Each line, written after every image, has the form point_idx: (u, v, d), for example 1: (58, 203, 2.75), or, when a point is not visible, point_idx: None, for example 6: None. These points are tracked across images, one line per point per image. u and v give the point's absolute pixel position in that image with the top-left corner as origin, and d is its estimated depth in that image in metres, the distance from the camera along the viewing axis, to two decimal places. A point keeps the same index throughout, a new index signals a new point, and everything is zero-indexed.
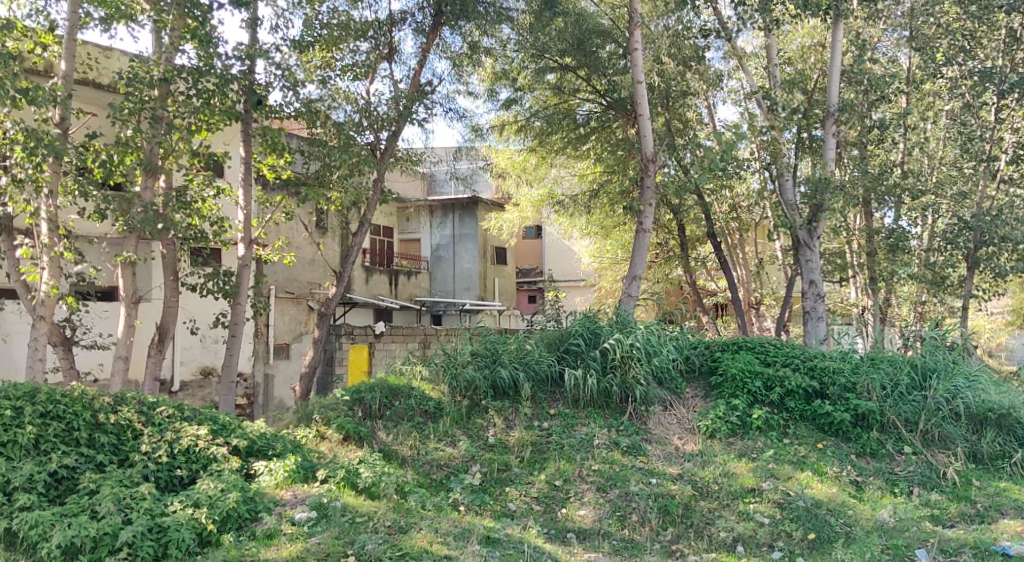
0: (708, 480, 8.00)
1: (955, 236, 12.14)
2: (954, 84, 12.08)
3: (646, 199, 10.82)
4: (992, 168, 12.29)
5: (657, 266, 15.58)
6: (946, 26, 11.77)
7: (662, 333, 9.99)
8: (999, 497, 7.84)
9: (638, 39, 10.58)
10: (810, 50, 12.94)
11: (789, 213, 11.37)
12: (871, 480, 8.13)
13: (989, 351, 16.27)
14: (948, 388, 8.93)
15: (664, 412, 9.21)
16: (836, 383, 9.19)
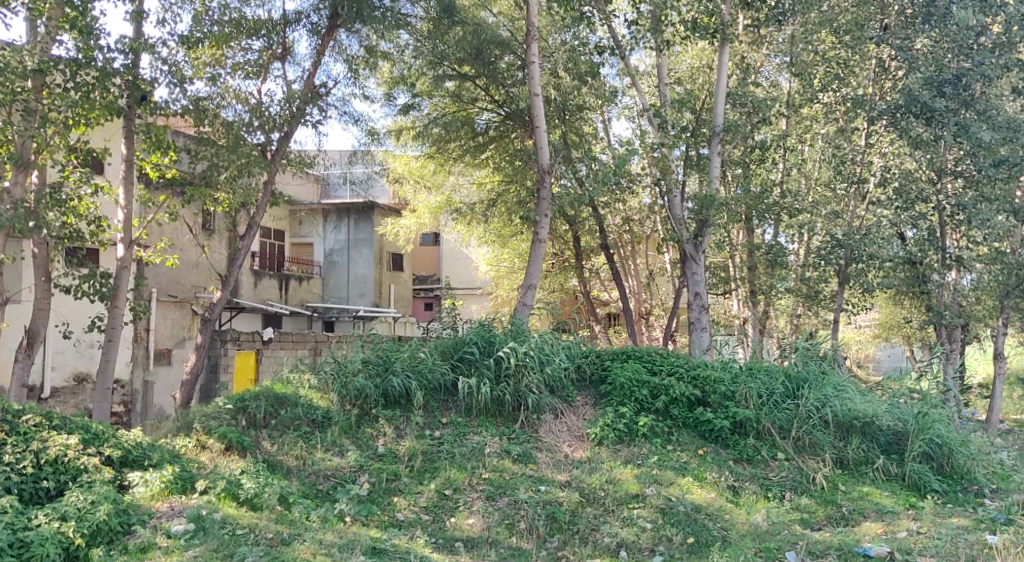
0: (594, 486, 8.18)
1: (828, 253, 12.51)
2: (829, 108, 12.87)
3: (541, 210, 10.91)
4: (861, 190, 12.98)
5: (553, 275, 15.80)
6: (822, 54, 12.55)
7: (554, 342, 10.14)
8: (862, 501, 8.31)
9: (534, 52, 10.67)
10: (699, 72, 13.42)
11: (676, 228, 11.79)
12: (747, 485, 8.46)
13: (856, 362, 17.39)
14: (819, 397, 9.34)
15: (554, 419, 9.33)
16: (717, 392, 9.55)
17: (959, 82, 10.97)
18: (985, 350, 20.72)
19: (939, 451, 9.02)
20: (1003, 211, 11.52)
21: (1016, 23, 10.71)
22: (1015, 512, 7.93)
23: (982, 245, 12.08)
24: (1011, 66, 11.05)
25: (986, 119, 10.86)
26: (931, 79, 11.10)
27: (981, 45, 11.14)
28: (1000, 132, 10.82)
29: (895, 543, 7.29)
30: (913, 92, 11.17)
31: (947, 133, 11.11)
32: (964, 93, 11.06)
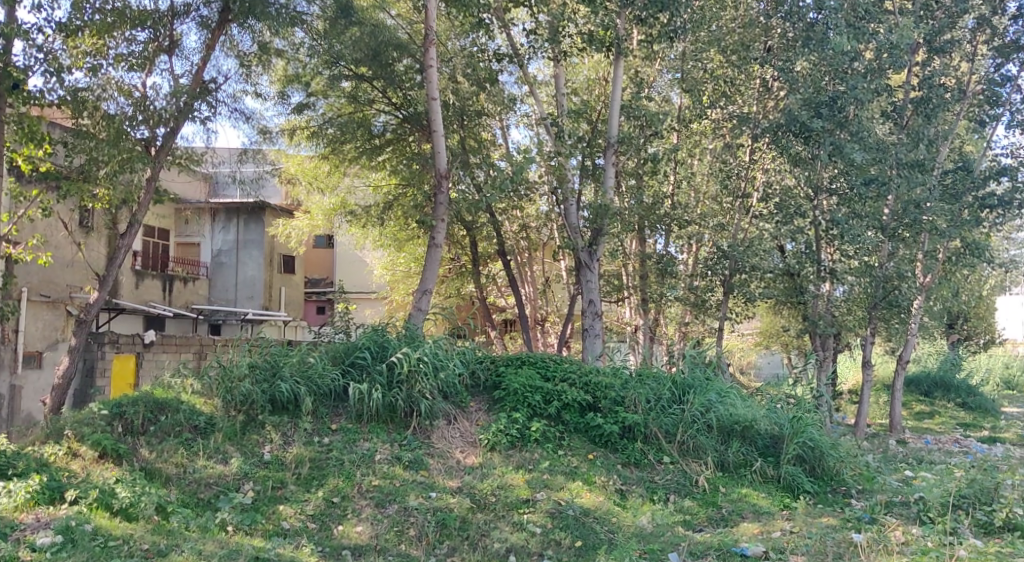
0: (485, 492, 8.22)
1: (714, 263, 13.01)
2: (717, 125, 13.42)
3: (437, 214, 10.81)
4: (746, 205, 13.53)
5: (450, 280, 15.76)
6: (711, 72, 12.87)
7: (448, 348, 10.10)
8: (741, 502, 8.61)
9: (432, 56, 10.61)
10: (595, 83, 13.72)
11: (572, 235, 11.96)
12: (634, 488, 8.67)
13: (740, 369, 18.33)
14: (702, 402, 9.70)
15: (447, 425, 9.31)
16: (607, 397, 9.79)
17: (835, 103, 11.58)
18: (855, 357, 21.88)
19: (811, 454, 9.40)
20: (873, 227, 12.16)
21: (886, 51, 11.48)
22: (879, 511, 8.35)
23: (853, 259, 12.56)
24: (881, 90, 11.68)
25: (859, 140, 11.49)
26: (810, 100, 11.68)
27: (855, 70, 11.76)
28: (870, 153, 11.52)
29: (770, 543, 7.57)
30: (793, 112, 11.70)
31: (823, 152, 11.69)
32: (838, 115, 11.62)
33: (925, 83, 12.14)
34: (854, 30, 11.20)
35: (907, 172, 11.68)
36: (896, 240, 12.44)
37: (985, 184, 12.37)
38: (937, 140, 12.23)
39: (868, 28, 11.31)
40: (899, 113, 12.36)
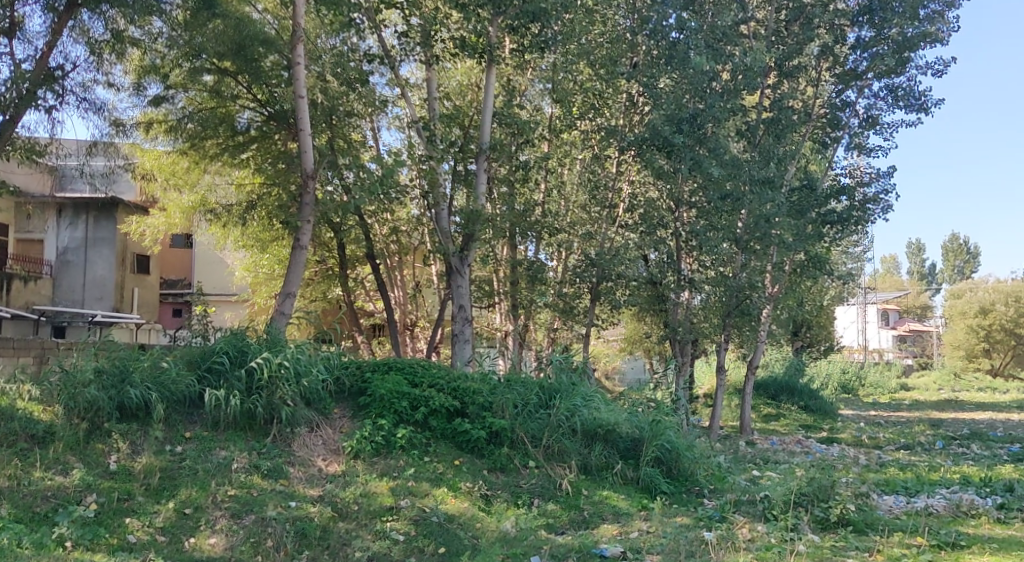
0: (347, 500, 8.06)
1: (582, 271, 13.57)
2: (585, 135, 13.84)
3: (303, 216, 10.53)
4: (612, 215, 13.93)
5: (316, 283, 15.39)
6: (581, 84, 13.32)
7: (312, 353, 9.82)
8: (602, 505, 8.78)
9: (299, 54, 10.35)
10: (467, 89, 13.76)
11: (442, 240, 11.86)
12: (499, 493, 8.71)
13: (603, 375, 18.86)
14: (568, 406, 9.83)
15: (309, 433, 9.06)
16: (475, 403, 9.78)
17: (695, 120, 12.03)
18: (712, 362, 22.89)
19: (667, 455, 9.73)
20: (727, 239, 12.57)
21: (741, 73, 12.01)
22: (728, 509, 8.74)
23: (710, 269, 13.15)
24: (737, 110, 12.21)
25: (716, 156, 11.97)
26: (671, 116, 12.14)
27: (713, 89, 12.05)
28: (726, 169, 12.01)
29: (627, 543, 7.77)
30: (657, 127, 12.14)
31: (683, 166, 12.16)
32: (698, 132, 12.07)
33: (775, 105, 12.82)
34: (712, 51, 11.86)
35: (759, 188, 12.14)
36: (748, 252, 12.82)
37: (826, 202, 13.08)
38: (785, 158, 12.93)
39: (725, 49, 11.97)
40: (752, 132, 12.89)
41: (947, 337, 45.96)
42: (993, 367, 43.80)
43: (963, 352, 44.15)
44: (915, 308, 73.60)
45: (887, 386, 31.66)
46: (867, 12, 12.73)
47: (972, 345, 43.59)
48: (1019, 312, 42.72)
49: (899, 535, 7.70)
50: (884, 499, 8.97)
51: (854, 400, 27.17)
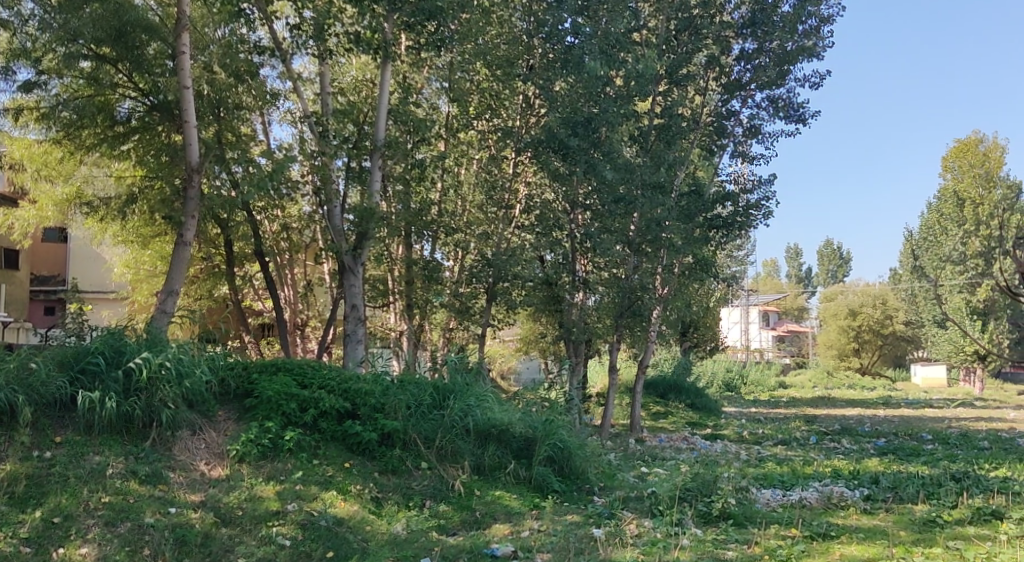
0: (231, 505, 7.81)
1: (478, 271, 13.60)
2: (482, 135, 13.95)
3: (187, 210, 10.13)
4: (509, 215, 14.04)
5: (200, 281, 14.81)
6: (477, 84, 13.47)
7: (196, 353, 9.44)
8: (494, 505, 8.72)
9: (185, 43, 9.98)
10: (362, 84, 13.48)
11: (335, 239, 11.62)
12: (389, 496, 8.58)
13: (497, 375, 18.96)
14: (461, 407, 9.81)
15: (191, 436, 8.71)
16: (366, 404, 9.63)
17: (590, 124, 12.23)
18: (602, 361, 23.33)
19: (560, 455, 9.80)
20: (620, 242, 12.84)
21: (633, 79, 12.24)
22: (617, 506, 8.87)
23: (604, 270, 13.47)
24: (629, 115, 12.40)
25: (610, 160, 12.23)
26: (567, 119, 12.36)
27: (607, 94, 12.29)
28: (619, 173, 12.29)
29: (518, 542, 7.78)
30: (552, 130, 12.41)
31: (578, 168, 12.36)
32: (593, 136, 12.27)
33: (666, 112, 13.18)
34: (606, 57, 11.99)
35: (650, 192, 12.54)
36: (640, 255, 13.15)
37: (713, 208, 13.54)
38: (675, 164, 13.25)
39: (618, 56, 12.12)
40: (644, 137, 13.21)
41: (821, 337, 48.44)
42: (862, 365, 46.46)
43: (835, 351, 46.61)
44: (795, 310, 77.28)
45: (767, 383, 33.12)
46: (751, 25, 13.39)
47: (844, 344, 46.07)
48: (885, 313, 45.52)
49: (775, 527, 8.03)
50: (763, 493, 9.34)
51: (736, 398, 28.21)
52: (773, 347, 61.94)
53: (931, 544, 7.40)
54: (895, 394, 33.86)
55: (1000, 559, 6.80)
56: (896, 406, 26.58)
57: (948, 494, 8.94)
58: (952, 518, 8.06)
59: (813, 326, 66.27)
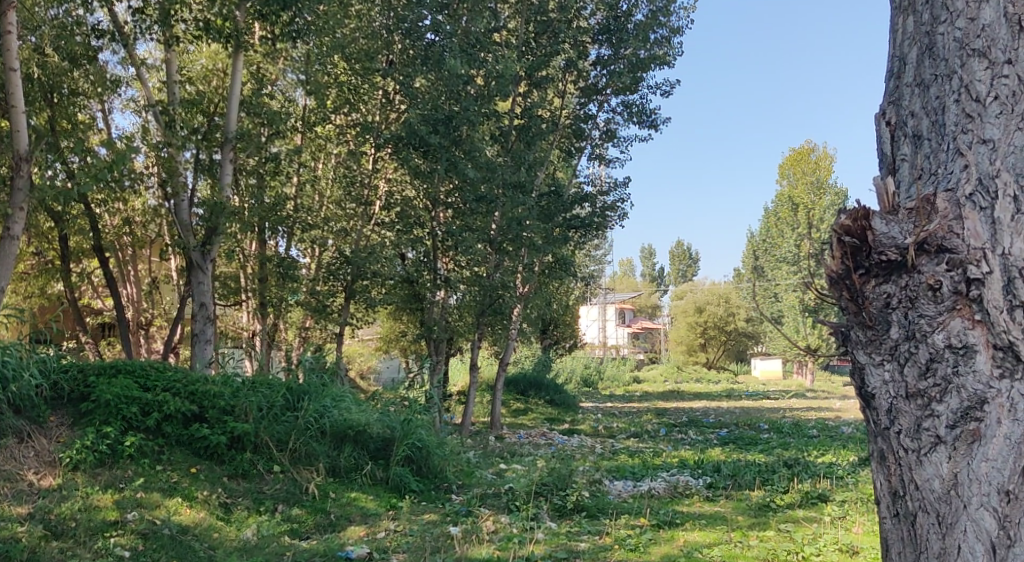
0: (63, 516, 7.22)
1: (336, 269, 13.50)
2: (341, 130, 13.78)
3: (14, 201, 9.40)
4: (368, 212, 13.95)
5: (31, 278, 13.81)
6: (335, 77, 13.27)
7: (23, 356, 8.78)
8: (349, 506, 8.49)
9: (12, 21, 9.25)
10: (213, 74, 12.90)
11: (183, 234, 11.12)
12: (239, 501, 8.23)
13: None
14: (316, 408, 9.62)
15: (18, 445, 8.08)
16: (215, 407, 9.26)
17: (450, 122, 12.24)
18: (462, 359, 23.47)
19: (418, 454, 9.74)
20: (482, 240, 12.94)
21: (493, 79, 12.38)
22: (474, 503, 8.79)
23: (465, 269, 13.49)
24: (489, 115, 12.54)
25: (471, 159, 12.29)
26: (427, 116, 12.33)
27: (468, 93, 12.37)
28: (481, 172, 12.36)
29: (373, 543, 7.54)
30: (413, 126, 12.28)
31: (439, 166, 12.33)
32: (453, 134, 12.28)
33: (526, 113, 13.42)
34: (466, 55, 12.13)
35: (511, 192, 12.71)
36: (501, 254, 13.28)
37: (572, 208, 13.89)
38: (535, 165, 13.48)
39: (478, 55, 12.31)
40: (505, 137, 13.37)
41: (672, 333, 50.61)
42: (709, 359, 48.90)
43: (684, 347, 48.93)
44: (648, 307, 80.42)
45: (621, 378, 34.39)
46: (606, 32, 13.84)
47: (693, 340, 48.37)
48: (728, 309, 48.21)
49: (625, 517, 8.29)
50: (615, 484, 9.66)
51: (591, 393, 29.02)
52: (626, 344, 64.21)
53: (765, 527, 7.88)
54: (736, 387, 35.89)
55: (825, 539, 7.31)
56: (737, 398, 28.22)
57: (780, 479, 9.57)
58: (784, 502, 8.64)
59: (664, 322, 68.41)
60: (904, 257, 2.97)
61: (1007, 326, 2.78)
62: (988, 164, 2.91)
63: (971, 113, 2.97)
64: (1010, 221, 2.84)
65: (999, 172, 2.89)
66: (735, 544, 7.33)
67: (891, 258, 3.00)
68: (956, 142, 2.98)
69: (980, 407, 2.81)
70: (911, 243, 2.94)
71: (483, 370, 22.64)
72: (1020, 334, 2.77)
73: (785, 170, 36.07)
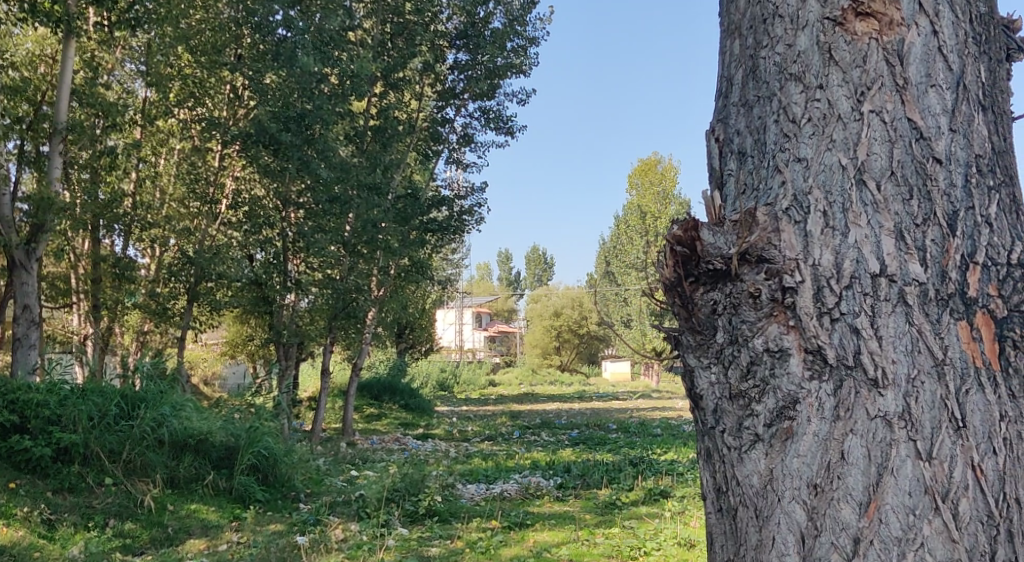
0: None
1: (179, 270, 12.98)
2: (184, 125, 13.45)
3: None
4: (214, 211, 13.47)
5: None
6: (179, 69, 12.79)
7: None
8: (188, 519, 8.05)
9: None
10: (41, 60, 11.97)
11: (3, 230, 10.22)
12: (65, 517, 7.58)
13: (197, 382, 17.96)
14: (155, 416, 9.06)
15: None
16: (39, 417, 8.62)
17: (302, 121, 11.96)
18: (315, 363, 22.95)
19: (264, 463, 9.42)
20: (335, 242, 12.74)
21: (348, 79, 12.17)
22: (323, 511, 8.58)
23: (317, 271, 13.18)
24: (344, 114, 12.33)
25: (324, 159, 12.04)
26: (277, 114, 11.97)
27: (321, 92, 12.10)
28: (334, 172, 12.15)
29: (213, 556, 7.17)
30: (263, 123, 12.01)
31: (291, 165, 12.07)
32: (305, 132, 12.02)
33: (381, 114, 13.29)
34: (320, 54, 11.86)
35: (365, 194, 12.57)
36: (355, 256, 13.09)
37: (428, 212, 13.91)
38: (391, 167, 13.35)
39: (331, 54, 12.07)
40: (360, 138, 13.17)
41: (527, 337, 51.55)
42: (562, 362, 50.12)
43: (539, 350, 49.89)
44: (505, 311, 81.43)
45: (476, 382, 34.71)
46: (463, 37, 13.96)
47: (547, 343, 49.46)
48: (582, 313, 49.62)
49: (477, 520, 8.34)
50: (467, 488, 9.71)
51: (446, 397, 29.08)
52: (483, 348, 64.74)
53: (610, 525, 8.16)
54: (587, 388, 37.13)
55: (665, 533, 7.64)
56: (588, 399, 29.12)
57: (626, 477, 9.94)
58: (628, 500, 8.99)
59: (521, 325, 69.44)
60: (729, 266, 3.11)
61: (816, 332, 2.91)
62: (803, 181, 3.06)
63: (788, 133, 3.13)
64: (820, 233, 2.98)
65: (811, 189, 3.03)
66: (582, 542, 7.54)
67: (717, 267, 3.14)
68: (775, 160, 3.15)
69: (794, 407, 2.91)
70: (734, 253, 3.09)
71: (335, 375, 22.19)
72: (827, 339, 2.89)
73: (634, 180, 37.50)
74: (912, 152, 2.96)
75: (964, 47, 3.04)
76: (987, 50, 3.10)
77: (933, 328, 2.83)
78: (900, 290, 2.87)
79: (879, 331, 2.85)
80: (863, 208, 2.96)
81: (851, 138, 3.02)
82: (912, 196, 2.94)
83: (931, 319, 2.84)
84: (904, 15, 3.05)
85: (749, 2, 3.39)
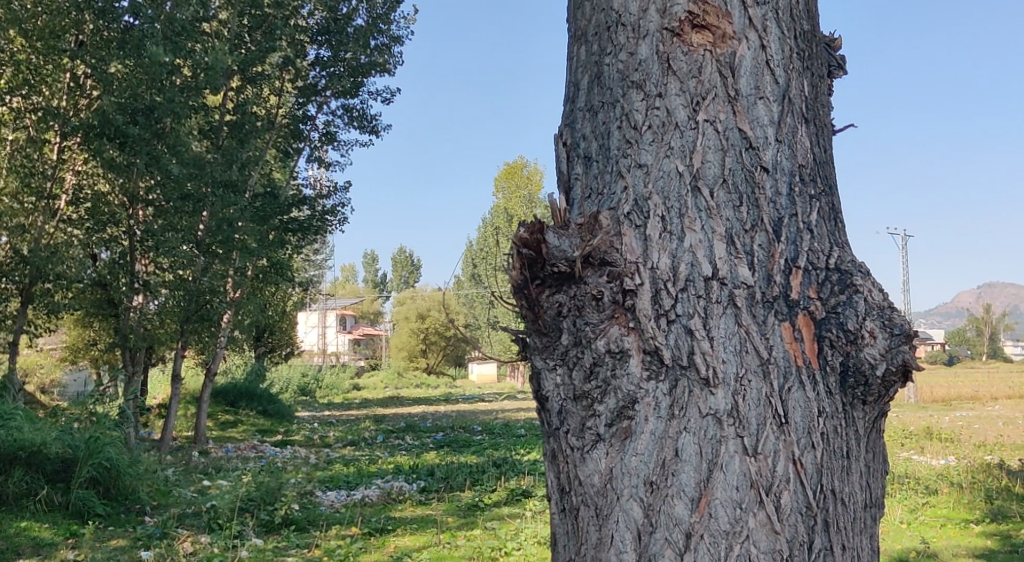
0: None
1: (11, 270, 12.19)
2: (16, 113, 12.17)
3: None
4: (52, 208, 12.74)
5: None
6: (10, 54, 11.76)
7: None
8: (17, 537, 7.42)
9: None
10: None
11: None
12: None
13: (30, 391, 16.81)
14: None
15: None
16: None
17: (152, 113, 11.49)
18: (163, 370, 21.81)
19: (105, 475, 8.84)
20: (187, 242, 12.29)
21: (201, 70, 11.73)
22: (171, 524, 8.15)
23: (168, 272, 12.72)
24: (197, 108, 11.97)
25: (175, 153, 11.71)
26: (124, 105, 11.36)
27: (172, 83, 11.63)
28: (187, 169, 11.78)
29: None
30: (107, 115, 11.31)
31: (139, 160, 11.62)
32: (155, 125, 11.60)
33: (238, 109, 12.87)
34: (171, 43, 11.33)
35: (220, 192, 12.20)
36: (210, 256, 12.61)
37: (288, 211, 13.60)
38: (248, 164, 12.91)
39: (184, 45, 11.55)
40: (216, 133, 12.79)
41: (394, 339, 51.17)
42: (429, 365, 50.04)
43: (405, 352, 49.77)
44: (371, 313, 80.34)
45: (339, 387, 34.17)
46: (325, 33, 13.71)
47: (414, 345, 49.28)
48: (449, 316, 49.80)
49: (336, 528, 8.15)
50: (327, 495, 9.47)
51: (306, 401, 28.42)
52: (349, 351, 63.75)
53: (472, 527, 8.14)
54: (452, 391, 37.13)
55: (525, 532, 7.72)
56: (453, 401, 29.15)
57: (489, 479, 10.00)
58: (491, 501, 9.02)
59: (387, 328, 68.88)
60: (572, 269, 3.14)
61: (654, 333, 2.98)
62: (642, 186, 3.13)
63: (629, 140, 3.20)
64: (658, 237, 3.06)
65: (650, 194, 3.11)
66: (443, 545, 7.49)
67: (562, 270, 3.15)
68: (617, 165, 3.21)
69: (632, 407, 2.97)
70: (578, 256, 3.11)
71: (187, 381, 21.34)
72: (664, 340, 2.97)
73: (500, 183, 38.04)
74: (742, 160, 3.10)
75: (790, 62, 3.21)
76: (810, 66, 3.28)
77: (759, 329, 2.96)
78: (729, 293, 2.99)
79: (711, 332, 2.96)
80: (697, 213, 3.06)
81: (687, 146, 3.12)
82: (741, 203, 3.07)
83: (758, 320, 2.97)
84: (735, 28, 3.19)
85: (593, 10, 3.44)
